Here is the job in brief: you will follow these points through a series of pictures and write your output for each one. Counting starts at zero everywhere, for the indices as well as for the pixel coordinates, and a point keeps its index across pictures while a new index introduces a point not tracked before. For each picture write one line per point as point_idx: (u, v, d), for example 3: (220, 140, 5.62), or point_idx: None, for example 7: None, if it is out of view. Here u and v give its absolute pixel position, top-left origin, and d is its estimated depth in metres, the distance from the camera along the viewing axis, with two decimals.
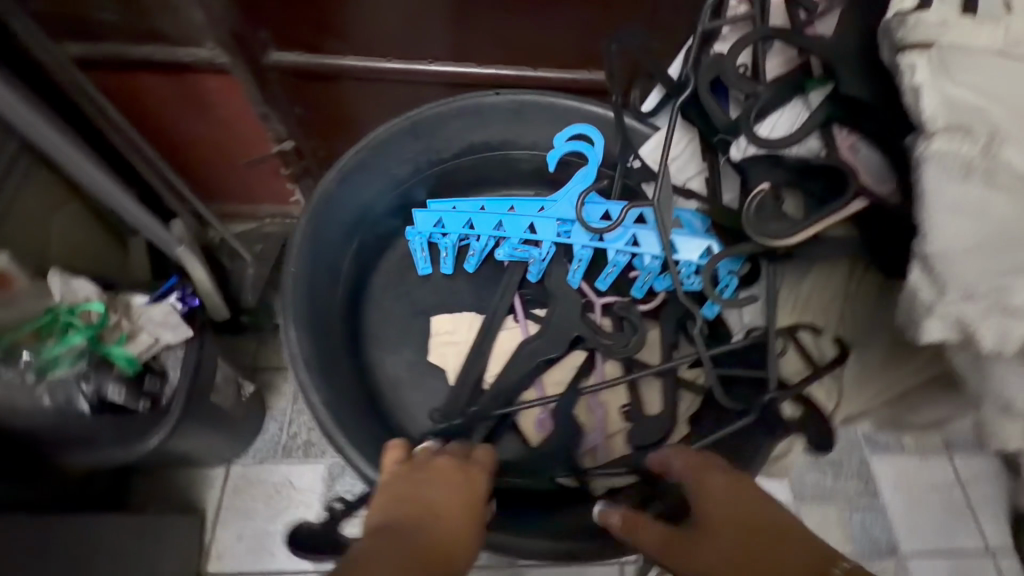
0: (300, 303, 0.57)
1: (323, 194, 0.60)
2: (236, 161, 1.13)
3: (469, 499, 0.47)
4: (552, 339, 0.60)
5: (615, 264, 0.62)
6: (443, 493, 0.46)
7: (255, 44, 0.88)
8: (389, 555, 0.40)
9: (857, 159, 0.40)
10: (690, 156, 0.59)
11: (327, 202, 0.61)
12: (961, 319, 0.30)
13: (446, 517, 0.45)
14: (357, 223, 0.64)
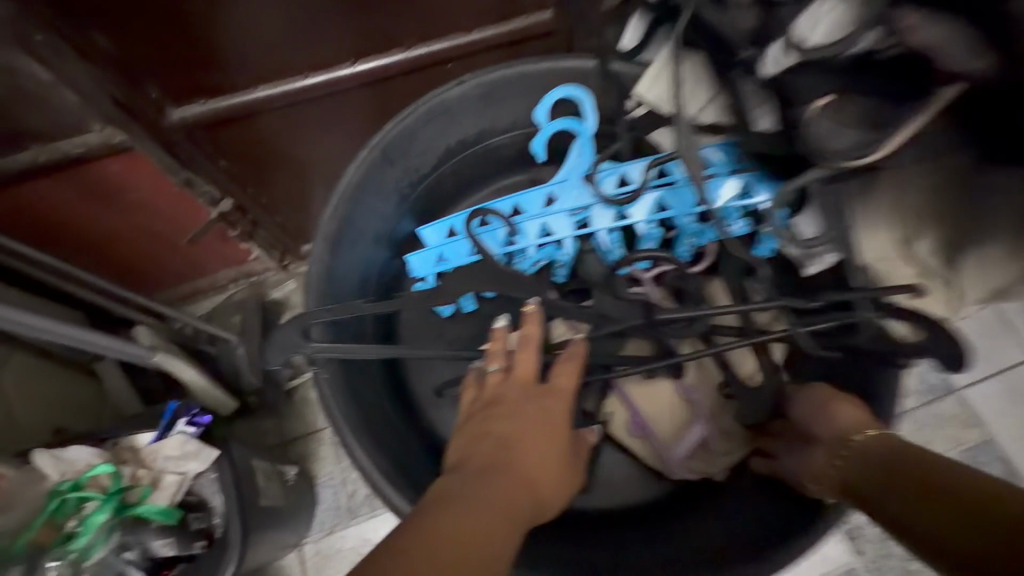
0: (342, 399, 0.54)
1: (321, 271, 0.54)
2: (176, 240, 1.00)
3: (557, 450, 0.51)
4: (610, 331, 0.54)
5: (650, 238, 0.57)
6: (525, 425, 0.50)
7: (148, 107, 0.75)
8: (479, 487, 0.44)
9: (934, 36, 0.34)
10: (697, 81, 0.49)
11: (330, 277, 0.55)
12: None
13: (525, 449, 0.49)
14: (364, 282, 0.59)
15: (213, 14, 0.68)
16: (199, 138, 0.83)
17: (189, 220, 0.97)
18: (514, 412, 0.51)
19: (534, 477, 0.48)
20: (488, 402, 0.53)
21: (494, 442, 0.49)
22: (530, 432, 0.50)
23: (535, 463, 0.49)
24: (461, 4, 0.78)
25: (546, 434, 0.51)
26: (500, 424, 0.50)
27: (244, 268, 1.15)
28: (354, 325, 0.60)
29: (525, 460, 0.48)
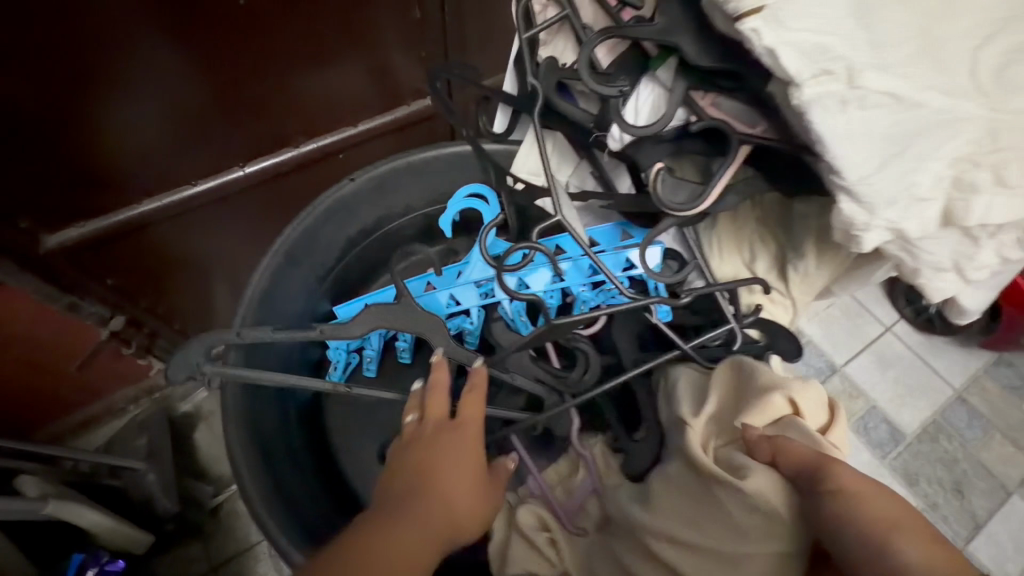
0: (242, 438, 0.54)
1: (256, 295, 0.55)
2: (62, 370, 0.92)
3: (476, 470, 0.50)
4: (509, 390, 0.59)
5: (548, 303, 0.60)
6: (440, 456, 0.49)
7: (18, 239, 0.71)
8: (386, 537, 0.44)
9: (723, 111, 0.43)
10: (562, 155, 0.59)
11: (265, 305, 0.56)
12: (891, 226, 0.34)
13: (438, 479, 0.48)
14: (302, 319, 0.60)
15: (85, 138, 0.68)
16: (79, 262, 0.80)
17: (75, 345, 0.90)
18: (429, 448, 0.50)
19: (451, 506, 0.47)
20: (408, 439, 0.52)
21: (411, 475, 0.48)
22: (446, 461, 0.49)
23: (453, 495, 0.48)
24: (342, 100, 0.84)
25: (462, 460, 0.50)
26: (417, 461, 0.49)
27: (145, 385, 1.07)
28: (272, 352, 0.60)
29: (439, 491, 0.48)
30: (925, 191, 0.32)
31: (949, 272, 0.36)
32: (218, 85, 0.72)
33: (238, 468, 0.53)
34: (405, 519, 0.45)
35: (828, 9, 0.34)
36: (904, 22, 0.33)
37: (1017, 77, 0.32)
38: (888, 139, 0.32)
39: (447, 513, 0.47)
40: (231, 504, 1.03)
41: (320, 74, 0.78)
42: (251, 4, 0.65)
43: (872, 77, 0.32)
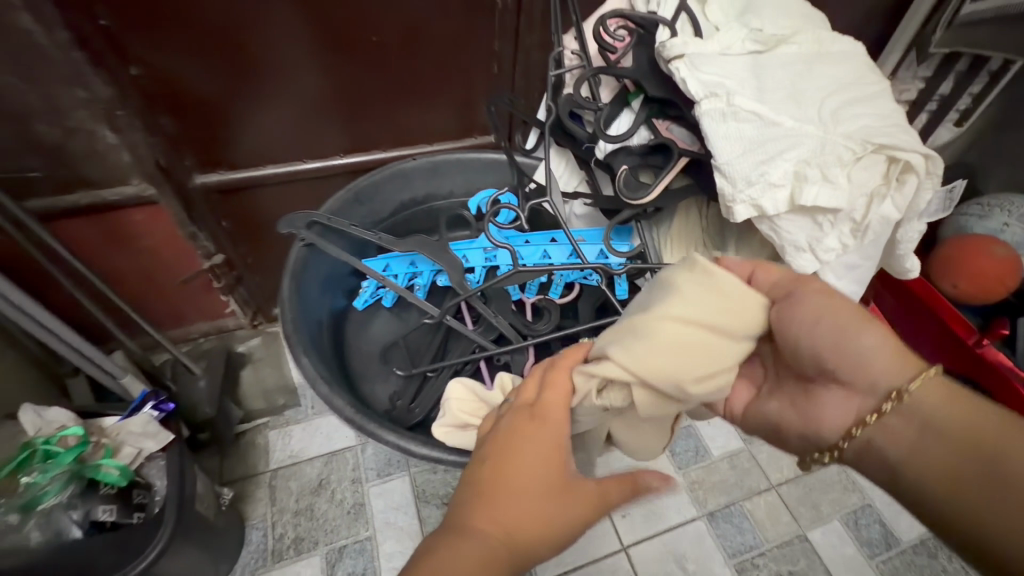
0: (298, 284, 0.66)
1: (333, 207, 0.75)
2: (167, 288, 1.17)
3: (558, 480, 0.44)
4: (489, 327, 0.72)
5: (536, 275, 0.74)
6: (527, 460, 0.44)
7: (181, 171, 0.99)
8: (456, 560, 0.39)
9: (673, 134, 0.60)
10: (569, 171, 0.77)
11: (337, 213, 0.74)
12: (753, 201, 0.48)
13: (526, 487, 0.43)
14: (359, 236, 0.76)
15: (247, 111, 0.96)
16: (211, 201, 1.07)
17: (183, 269, 1.15)
18: (514, 448, 0.45)
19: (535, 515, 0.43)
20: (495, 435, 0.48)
21: (492, 477, 0.44)
22: (533, 463, 0.45)
23: (527, 506, 0.43)
24: (426, 122, 1.10)
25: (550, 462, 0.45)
26: (505, 463, 0.45)
27: (217, 322, 1.31)
28: (343, 238, 0.73)
29: (522, 497, 0.43)
30: (774, 178, 0.46)
31: (805, 251, 0.49)
32: (342, 93, 0.99)
33: (285, 305, 0.64)
34: (479, 529, 0.42)
35: (726, 63, 0.52)
36: (778, 79, 0.50)
37: (845, 115, 0.47)
38: (749, 140, 0.47)
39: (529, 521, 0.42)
40: (253, 434, 1.20)
41: (416, 102, 1.05)
42: (379, 42, 0.93)
43: (743, 100, 0.48)
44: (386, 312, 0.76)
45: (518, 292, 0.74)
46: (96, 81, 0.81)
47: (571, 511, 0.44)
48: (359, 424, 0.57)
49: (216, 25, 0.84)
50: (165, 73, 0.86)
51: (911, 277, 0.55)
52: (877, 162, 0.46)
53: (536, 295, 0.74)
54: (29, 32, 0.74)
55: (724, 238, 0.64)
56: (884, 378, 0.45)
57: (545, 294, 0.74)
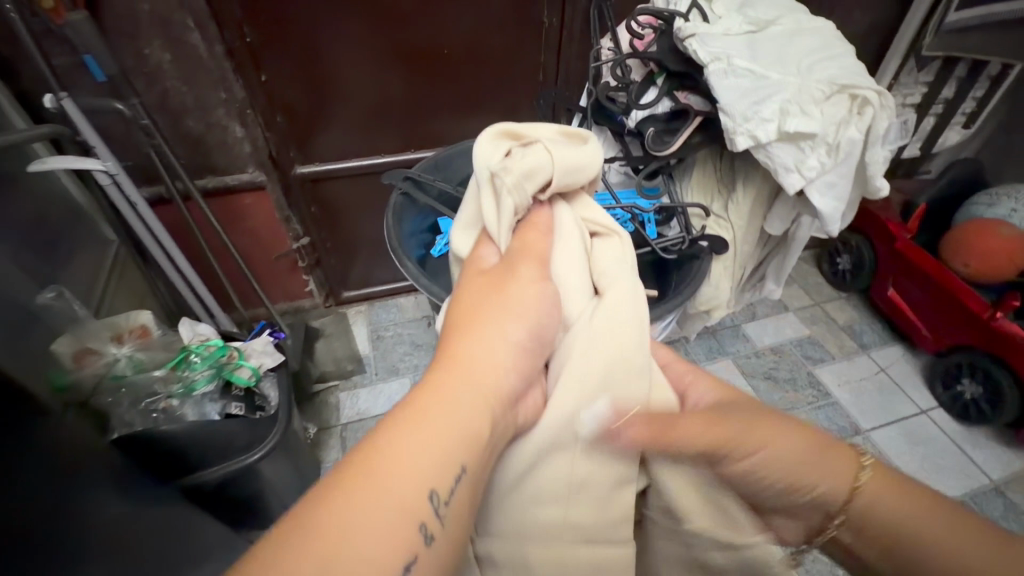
0: (397, 219, 0.84)
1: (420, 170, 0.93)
2: (261, 266, 1.38)
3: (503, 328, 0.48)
4: None
5: None
6: (465, 328, 0.48)
7: (286, 161, 1.22)
8: (419, 429, 0.40)
9: (690, 102, 0.77)
10: (607, 144, 0.94)
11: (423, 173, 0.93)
12: (750, 133, 0.63)
13: (470, 348, 0.47)
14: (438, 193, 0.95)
15: (341, 112, 1.19)
16: (305, 189, 1.29)
17: (275, 249, 1.36)
18: (459, 329, 0.48)
19: (468, 356, 0.46)
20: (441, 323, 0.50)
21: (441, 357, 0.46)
22: (476, 328, 0.48)
23: (480, 353, 0.46)
24: (481, 123, 1.31)
25: (480, 302, 0.50)
26: (452, 344, 0.47)
27: (296, 302, 1.51)
28: (428, 192, 0.91)
29: (466, 353, 0.46)
30: (766, 115, 0.62)
31: (793, 171, 0.64)
32: (416, 98, 1.21)
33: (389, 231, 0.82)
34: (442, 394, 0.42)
35: (727, 40, 0.69)
36: (767, 49, 0.67)
37: (817, 70, 0.63)
38: (746, 89, 0.64)
39: (465, 361, 0.46)
40: (326, 394, 1.37)
41: (474, 106, 1.27)
42: (448, 54, 1.15)
43: (740, 63, 0.65)
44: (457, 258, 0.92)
45: None
46: (235, 85, 1.04)
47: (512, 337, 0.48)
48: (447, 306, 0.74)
49: (326, 42, 1.07)
50: (285, 80, 1.10)
51: (883, 197, 0.69)
52: (843, 100, 0.62)
53: None
54: (196, 46, 0.97)
55: (735, 180, 0.78)
56: (828, 486, 0.47)
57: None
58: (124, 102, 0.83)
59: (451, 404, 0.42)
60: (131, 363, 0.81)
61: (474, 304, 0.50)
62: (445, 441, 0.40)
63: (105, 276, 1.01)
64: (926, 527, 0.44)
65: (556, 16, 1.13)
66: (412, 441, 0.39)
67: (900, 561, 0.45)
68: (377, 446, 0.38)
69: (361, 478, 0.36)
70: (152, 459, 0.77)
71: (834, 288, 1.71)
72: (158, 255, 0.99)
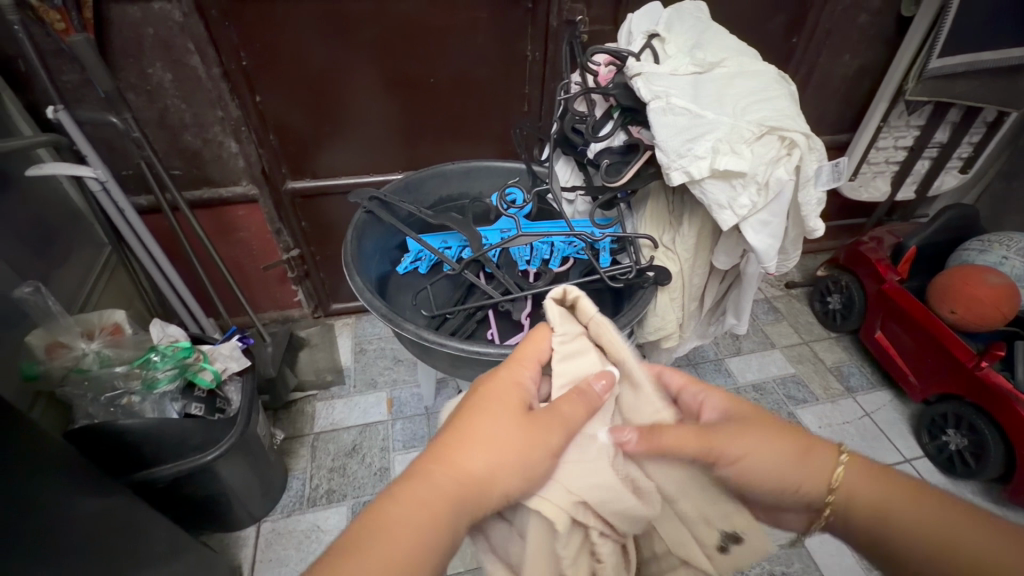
0: (359, 235, 0.89)
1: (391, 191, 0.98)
2: (250, 274, 1.44)
3: (522, 452, 0.47)
4: (497, 285, 0.90)
5: (539, 250, 0.92)
6: (492, 432, 0.48)
7: (278, 177, 1.28)
8: (412, 510, 0.44)
9: (642, 135, 0.80)
10: (572, 174, 0.97)
11: (393, 194, 0.97)
12: (683, 168, 0.65)
13: (481, 453, 0.47)
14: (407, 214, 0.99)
15: (331, 132, 1.25)
16: (296, 203, 1.35)
17: (264, 259, 1.41)
18: (483, 428, 0.48)
19: (474, 464, 0.46)
20: (472, 405, 0.50)
21: (460, 437, 0.48)
22: (501, 437, 0.48)
23: (491, 460, 0.46)
24: (468, 150, 1.36)
25: (502, 418, 0.49)
26: (471, 442, 0.48)
27: (284, 310, 1.56)
28: (395, 212, 0.96)
29: (483, 453, 0.47)
30: (699, 152, 0.64)
31: (725, 208, 0.65)
32: (405, 122, 1.27)
33: (349, 245, 0.86)
34: (439, 494, 0.45)
35: (672, 80, 0.72)
36: (709, 90, 0.70)
37: (751, 112, 0.65)
38: (681, 127, 0.66)
39: (471, 469, 0.46)
40: (303, 403, 1.40)
41: (461, 132, 1.31)
42: (435, 83, 1.21)
43: (679, 103, 0.68)
44: (419, 276, 0.95)
45: (524, 264, 0.92)
46: (230, 105, 1.11)
47: (535, 467, 0.47)
48: (391, 320, 0.77)
49: (318, 67, 1.13)
50: (279, 101, 1.16)
51: (819, 238, 0.70)
52: (773, 141, 0.64)
53: (539, 266, 0.91)
54: (195, 68, 1.04)
55: (680, 212, 0.80)
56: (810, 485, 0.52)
57: (546, 265, 0.91)
58: (118, 116, 0.90)
59: (439, 499, 0.44)
60: (98, 359, 0.85)
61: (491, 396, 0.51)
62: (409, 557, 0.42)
63: (93, 278, 1.07)
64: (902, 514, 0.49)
65: (538, 52, 1.18)
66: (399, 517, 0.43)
67: (886, 555, 0.50)
68: (347, 536, 0.42)
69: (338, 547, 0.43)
70: (106, 451, 0.80)
71: (824, 327, 1.67)
72: (144, 259, 1.05)
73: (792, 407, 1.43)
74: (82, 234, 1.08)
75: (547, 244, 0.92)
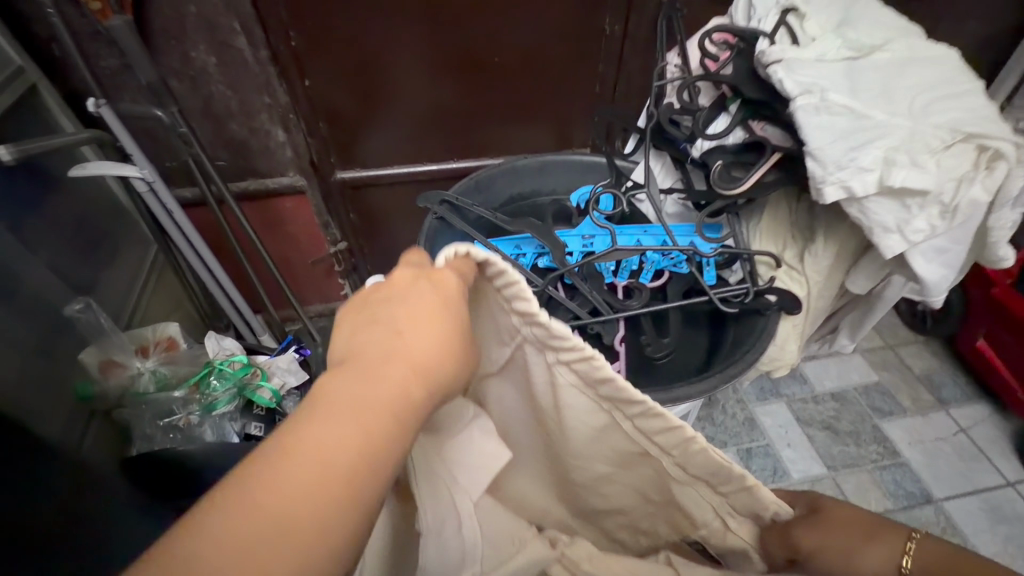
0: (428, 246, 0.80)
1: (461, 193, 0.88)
2: (298, 268, 1.37)
3: (456, 326, 0.43)
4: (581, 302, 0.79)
5: (629, 261, 0.80)
6: (418, 313, 0.42)
7: (327, 167, 1.18)
8: (352, 400, 0.36)
9: (766, 133, 0.67)
10: (664, 171, 0.85)
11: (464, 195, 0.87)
12: (842, 183, 0.53)
13: (421, 334, 0.41)
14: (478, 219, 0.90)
15: (382, 118, 1.14)
16: (344, 195, 1.26)
17: (311, 253, 1.34)
18: (402, 302, 0.42)
19: (413, 342, 0.40)
20: (377, 298, 0.44)
21: (375, 334, 0.41)
22: (426, 314, 0.42)
23: (428, 334, 0.41)
24: (531, 136, 1.23)
25: (421, 301, 0.42)
26: (400, 334, 0.40)
27: (330, 303, 1.49)
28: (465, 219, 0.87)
29: (414, 335, 0.41)
30: (864, 163, 0.52)
31: (891, 232, 0.54)
32: (464, 105, 1.15)
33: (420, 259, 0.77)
34: (380, 383, 0.37)
35: (821, 66, 0.58)
36: (868, 80, 0.57)
37: (934, 113, 0.53)
38: (841, 132, 0.53)
39: (411, 351, 0.40)
40: None
41: (524, 114, 1.18)
42: (499, 62, 1.08)
43: (837, 98, 0.55)
44: None
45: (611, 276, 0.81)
46: (279, 90, 1.01)
47: (462, 321, 0.43)
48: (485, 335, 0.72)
49: (371, 45, 1.02)
50: (328, 83, 1.06)
51: (1006, 267, 0.59)
52: (967, 151, 0.51)
53: (627, 279, 0.80)
54: (241, 51, 0.95)
55: (815, 225, 0.67)
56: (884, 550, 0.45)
57: (636, 279, 0.80)
58: (163, 108, 0.81)
59: (372, 385, 0.37)
60: (154, 379, 0.80)
61: (411, 296, 0.43)
62: (343, 460, 0.33)
63: (141, 281, 1.01)
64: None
65: (618, 24, 1.03)
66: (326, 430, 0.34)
67: None
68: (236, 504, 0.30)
69: (238, 509, 0.30)
70: (164, 479, 0.76)
71: (909, 330, 1.52)
72: (192, 259, 0.98)
73: (878, 421, 1.30)
74: (130, 233, 1.01)
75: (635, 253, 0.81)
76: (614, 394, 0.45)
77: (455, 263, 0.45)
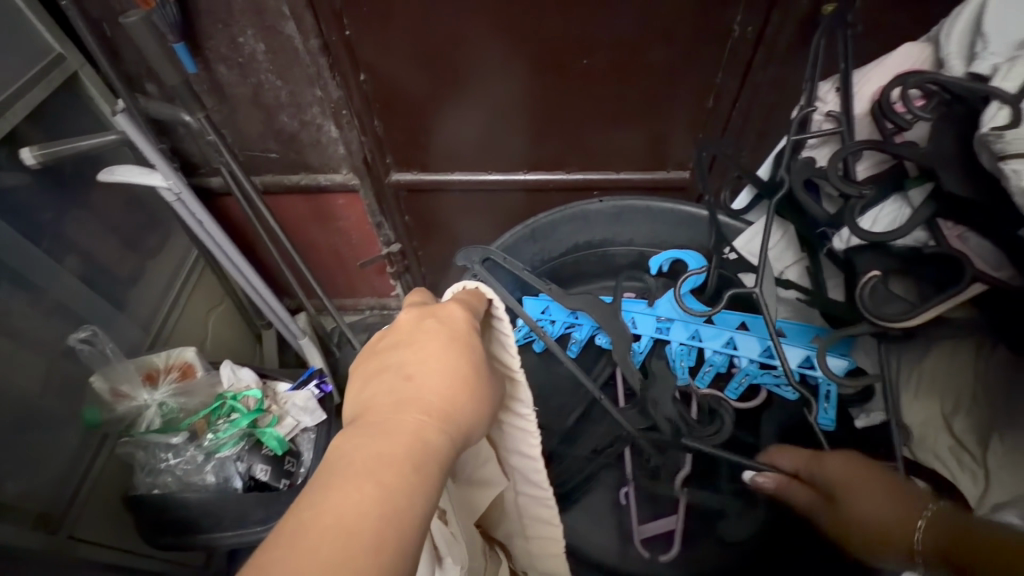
0: None
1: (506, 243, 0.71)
2: (350, 262, 1.29)
3: (475, 361, 0.43)
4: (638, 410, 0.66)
5: (712, 362, 0.68)
6: (430, 349, 0.42)
7: (381, 168, 1.06)
8: (382, 447, 0.35)
9: (968, 247, 0.47)
10: (786, 245, 0.66)
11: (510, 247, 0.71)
12: None
13: (437, 372, 0.41)
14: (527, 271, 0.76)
15: (445, 121, 0.97)
16: (400, 197, 1.13)
17: (364, 250, 1.25)
18: (413, 339, 0.43)
19: (428, 380, 0.40)
20: (386, 341, 0.44)
21: (391, 379, 0.41)
22: (436, 351, 0.42)
23: (446, 366, 0.41)
24: (621, 151, 1.01)
25: (429, 340, 0.43)
26: (414, 376, 0.41)
27: (381, 299, 1.41)
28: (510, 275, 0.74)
29: (429, 374, 0.41)
30: None
31: None
32: (541, 113, 0.95)
33: None
34: (401, 428, 0.37)
35: None
36: None
37: None
38: None
39: (429, 389, 0.40)
40: None
41: (615, 124, 0.96)
42: (590, 64, 0.87)
43: None
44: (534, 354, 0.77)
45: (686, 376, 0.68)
46: (331, 83, 0.89)
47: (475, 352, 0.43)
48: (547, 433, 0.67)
49: (436, 37, 0.85)
50: (386, 78, 0.91)
51: None
52: None
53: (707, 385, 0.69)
54: (291, 38, 0.83)
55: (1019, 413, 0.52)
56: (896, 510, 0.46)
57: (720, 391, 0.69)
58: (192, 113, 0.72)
59: (396, 426, 0.37)
60: (163, 411, 0.77)
61: (419, 337, 0.43)
62: (388, 507, 0.32)
63: (179, 281, 0.97)
64: (980, 534, 0.39)
65: (753, 25, 0.78)
66: (366, 481, 0.33)
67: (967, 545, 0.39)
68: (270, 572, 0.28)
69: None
70: (162, 522, 0.72)
71: None
72: (226, 265, 0.92)
73: None
74: (175, 230, 0.96)
75: (724, 354, 0.68)
76: (523, 466, 0.51)
77: (465, 294, 0.47)
